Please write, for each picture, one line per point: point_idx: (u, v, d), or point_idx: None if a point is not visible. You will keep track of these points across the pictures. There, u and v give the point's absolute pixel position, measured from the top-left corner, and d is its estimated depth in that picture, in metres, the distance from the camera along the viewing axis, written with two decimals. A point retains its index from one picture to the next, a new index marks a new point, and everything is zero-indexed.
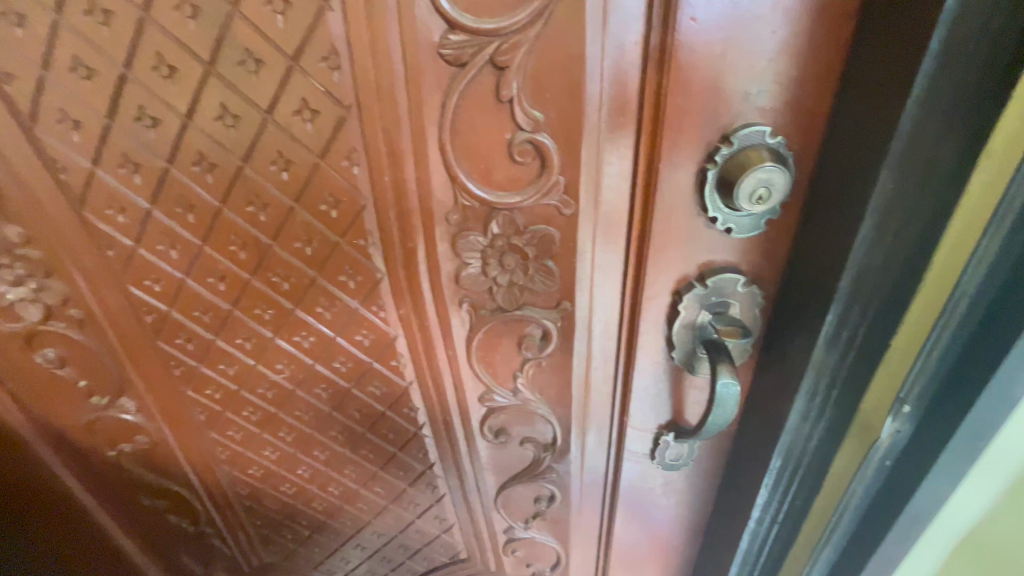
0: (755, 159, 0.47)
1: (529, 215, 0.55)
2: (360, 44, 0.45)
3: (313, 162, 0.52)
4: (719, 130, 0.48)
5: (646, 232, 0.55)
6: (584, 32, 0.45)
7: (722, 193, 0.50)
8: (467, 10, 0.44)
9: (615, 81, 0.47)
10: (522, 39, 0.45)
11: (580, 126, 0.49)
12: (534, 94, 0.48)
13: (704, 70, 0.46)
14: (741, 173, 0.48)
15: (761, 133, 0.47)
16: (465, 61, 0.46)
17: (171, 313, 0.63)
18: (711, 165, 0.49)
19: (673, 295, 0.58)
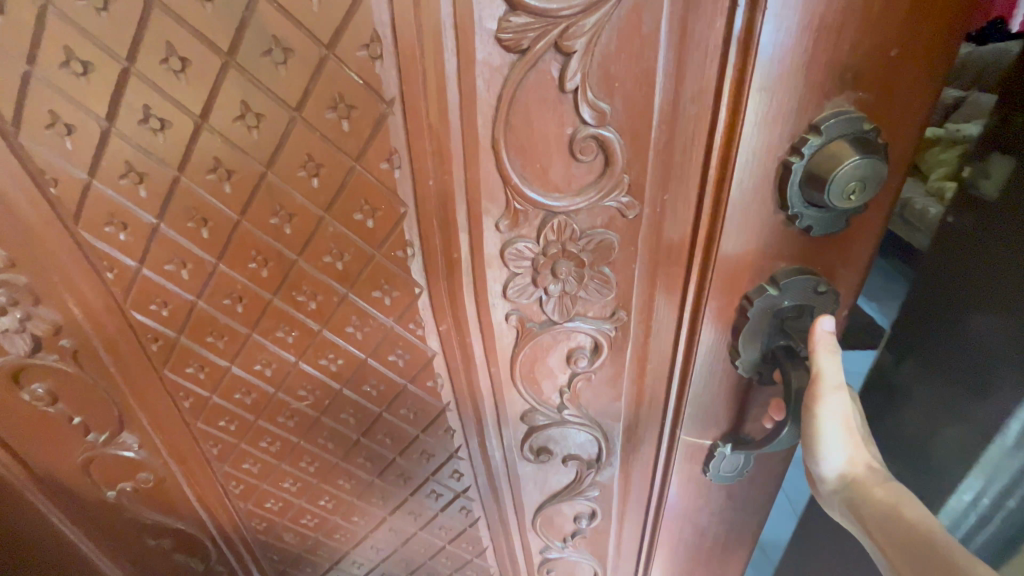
0: (850, 150, 0.43)
1: (587, 219, 0.50)
2: (409, 27, 0.39)
3: (348, 166, 0.45)
4: (808, 120, 0.44)
5: (716, 233, 0.50)
6: (661, 12, 0.40)
7: (805, 189, 0.46)
8: None
9: (690, 66, 0.42)
10: (594, 21, 0.40)
11: (650, 119, 0.44)
12: (602, 83, 0.43)
13: (793, 52, 0.41)
14: (831, 168, 0.43)
15: (853, 121, 0.43)
16: (526, 47, 0.41)
17: (179, 339, 0.56)
18: (796, 158, 0.44)
19: (741, 299, 0.53)
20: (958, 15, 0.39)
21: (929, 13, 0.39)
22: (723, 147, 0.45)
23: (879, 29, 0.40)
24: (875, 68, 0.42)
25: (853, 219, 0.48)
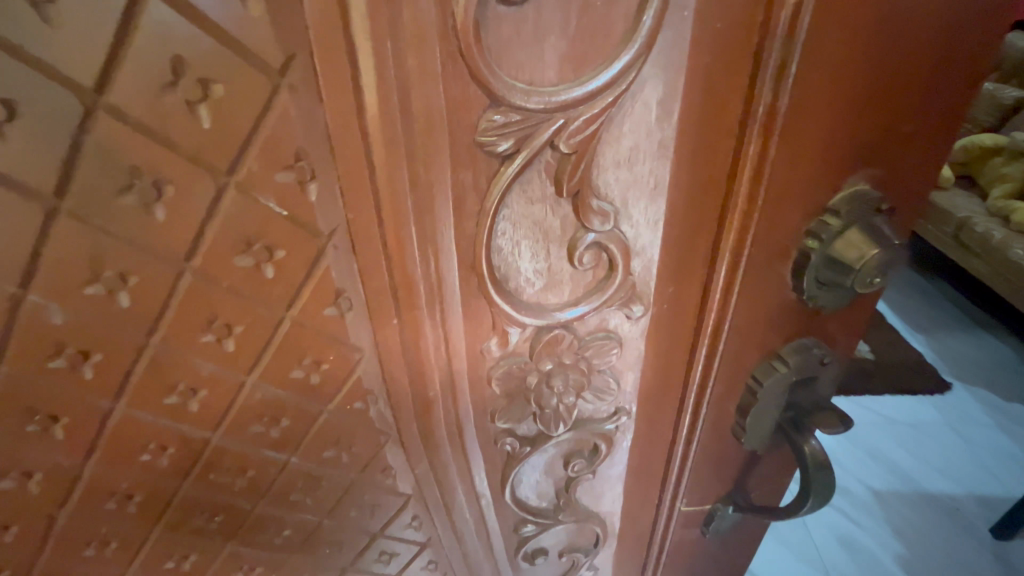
0: (876, 236, 0.38)
1: (586, 327, 0.42)
2: (351, 136, 0.28)
3: (276, 319, 0.33)
4: (830, 201, 0.38)
5: (725, 324, 0.44)
6: (670, 99, 0.33)
7: (822, 275, 0.41)
8: (518, 77, 0.28)
9: (701, 155, 0.36)
10: (597, 114, 0.31)
11: (656, 215, 0.38)
12: (603, 181, 0.34)
13: (818, 134, 0.35)
14: (858, 255, 0.38)
15: (871, 204, 0.38)
16: (513, 150, 0.31)
17: (39, 564, 0.39)
18: (814, 245, 0.39)
19: (748, 377, 0.49)
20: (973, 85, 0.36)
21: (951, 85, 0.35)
22: (738, 238, 0.39)
23: (903, 105, 0.35)
24: (894, 143, 0.37)
25: (863, 296, 0.45)
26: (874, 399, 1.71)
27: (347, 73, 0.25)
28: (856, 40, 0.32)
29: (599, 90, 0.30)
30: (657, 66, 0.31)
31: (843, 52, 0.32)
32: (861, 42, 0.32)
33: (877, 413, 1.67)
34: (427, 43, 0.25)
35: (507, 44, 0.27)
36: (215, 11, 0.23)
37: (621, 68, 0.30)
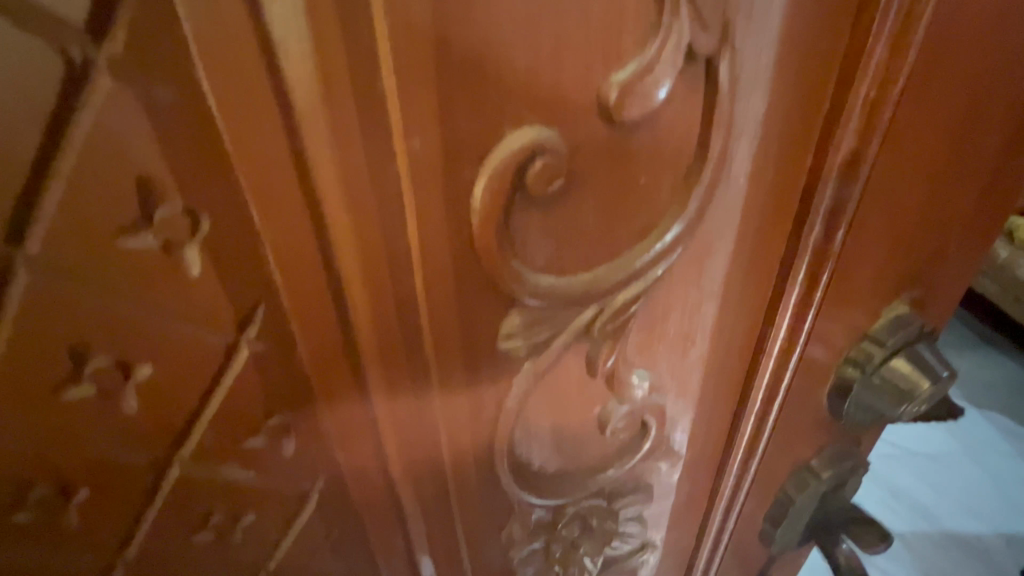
0: (926, 365, 0.35)
1: (617, 485, 0.36)
2: (338, 357, 0.22)
3: (260, 550, 0.28)
4: (868, 327, 0.35)
5: (758, 453, 0.40)
6: (719, 258, 0.27)
7: (865, 402, 0.37)
8: (547, 269, 0.22)
9: (743, 305, 0.30)
10: (638, 292, 0.25)
11: (692, 376, 0.32)
12: (643, 350, 0.29)
13: (871, 271, 0.31)
14: (907, 387, 0.35)
15: (913, 328, 0.35)
16: (541, 345, 0.25)
17: None
18: (852, 372, 0.36)
19: (777, 491, 0.44)
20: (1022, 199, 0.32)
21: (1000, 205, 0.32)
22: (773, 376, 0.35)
23: (953, 231, 0.32)
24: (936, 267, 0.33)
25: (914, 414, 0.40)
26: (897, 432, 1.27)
27: (329, 296, 0.20)
28: (912, 186, 0.28)
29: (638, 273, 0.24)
30: (705, 237, 0.25)
31: (900, 198, 0.28)
32: (919, 187, 0.28)
33: (894, 448, 1.25)
34: (436, 257, 0.20)
35: (538, 236, 0.21)
36: (153, 285, 0.19)
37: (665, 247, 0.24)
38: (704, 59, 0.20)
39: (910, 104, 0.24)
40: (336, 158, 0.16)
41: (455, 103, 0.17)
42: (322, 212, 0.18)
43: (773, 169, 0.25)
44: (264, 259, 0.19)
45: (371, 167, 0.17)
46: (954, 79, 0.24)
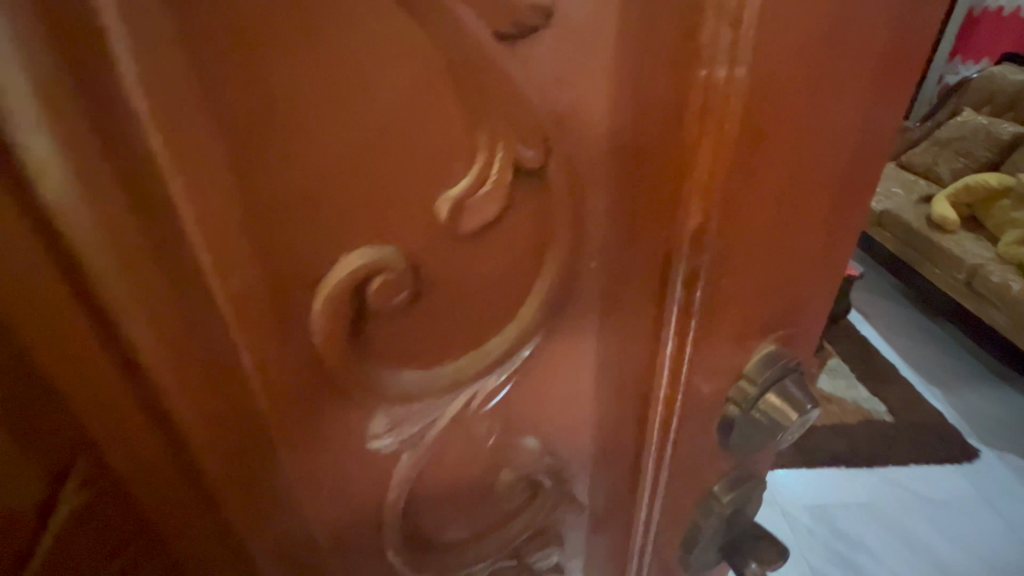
0: (797, 402, 0.31)
1: (528, 541, 0.37)
2: (183, 498, 0.20)
3: None
4: (744, 366, 0.31)
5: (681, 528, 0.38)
6: (585, 333, 0.29)
7: (747, 440, 0.33)
8: (407, 368, 0.23)
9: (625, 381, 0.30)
10: (506, 375, 0.26)
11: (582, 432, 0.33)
12: (527, 421, 0.30)
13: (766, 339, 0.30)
14: (782, 428, 0.31)
15: (785, 362, 0.31)
16: (414, 438, 0.25)
17: None
18: (735, 411, 0.32)
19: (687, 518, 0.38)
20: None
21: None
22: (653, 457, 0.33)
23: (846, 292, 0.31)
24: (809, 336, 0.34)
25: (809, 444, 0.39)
26: (895, 469, 1.42)
27: (169, 447, 0.19)
28: (767, 275, 0.27)
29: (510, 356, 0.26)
30: (571, 319, 0.28)
31: (758, 287, 0.27)
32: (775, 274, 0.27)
33: (840, 476, 1.41)
34: (277, 378, 0.19)
35: (391, 340, 0.21)
36: None
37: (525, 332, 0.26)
38: (533, 168, 0.21)
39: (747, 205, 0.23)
40: (137, 307, 0.16)
41: (288, 236, 0.17)
42: (133, 355, 0.16)
43: (628, 255, 0.26)
44: (108, 407, 0.17)
45: (179, 301, 0.16)
46: (793, 175, 0.23)
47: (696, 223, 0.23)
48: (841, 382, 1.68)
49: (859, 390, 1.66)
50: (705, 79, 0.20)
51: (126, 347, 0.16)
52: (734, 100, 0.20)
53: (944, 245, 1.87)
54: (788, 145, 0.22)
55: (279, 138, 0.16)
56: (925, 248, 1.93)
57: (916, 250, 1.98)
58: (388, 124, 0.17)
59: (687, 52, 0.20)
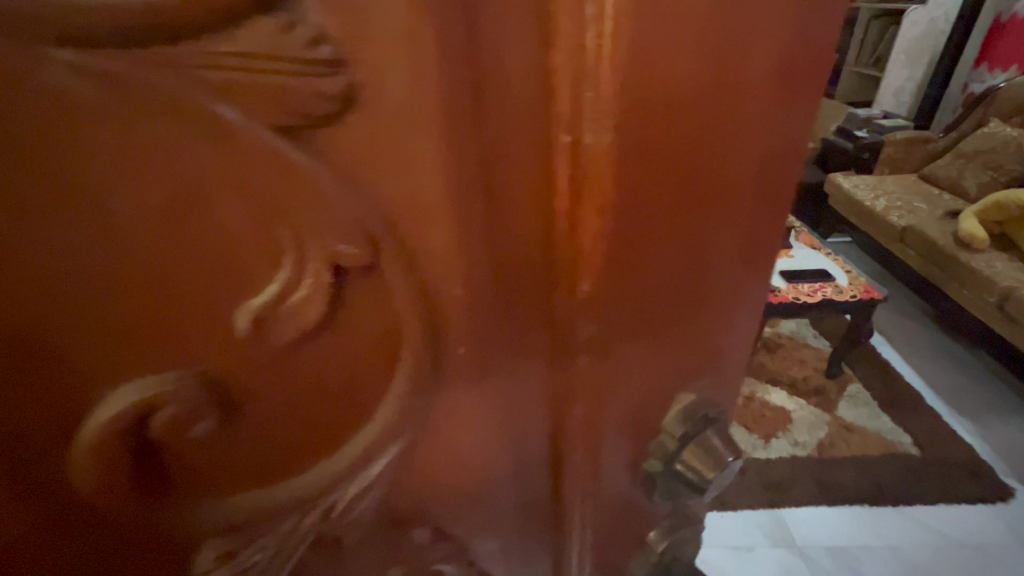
0: (715, 453, 0.31)
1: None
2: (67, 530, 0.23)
3: None
4: (664, 419, 0.31)
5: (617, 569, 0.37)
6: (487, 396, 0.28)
7: (670, 489, 0.33)
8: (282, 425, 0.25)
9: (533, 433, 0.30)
10: (389, 441, 0.27)
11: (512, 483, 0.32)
12: (430, 481, 0.30)
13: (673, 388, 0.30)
14: (695, 476, 0.31)
15: (709, 413, 0.31)
16: (291, 493, 0.26)
17: None
18: (656, 462, 0.32)
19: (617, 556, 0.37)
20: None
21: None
22: (584, 504, 0.33)
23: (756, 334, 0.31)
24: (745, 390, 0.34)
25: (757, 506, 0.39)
26: (855, 510, 1.53)
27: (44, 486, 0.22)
28: (678, 331, 0.27)
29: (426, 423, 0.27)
30: (465, 387, 0.28)
31: (656, 337, 0.27)
32: (687, 331, 0.28)
33: (803, 516, 1.53)
34: (134, 432, 0.22)
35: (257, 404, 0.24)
36: None
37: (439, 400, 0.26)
38: (376, 247, 0.22)
39: (642, 269, 0.24)
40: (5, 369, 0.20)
41: (112, 291, 0.20)
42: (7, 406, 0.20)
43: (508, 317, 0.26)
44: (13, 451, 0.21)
45: (44, 368, 0.20)
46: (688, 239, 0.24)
47: (592, 286, 0.24)
48: (790, 403, 1.89)
49: (881, 420, 1.79)
50: (574, 144, 0.21)
51: (66, 395, 0.21)
52: (608, 169, 0.21)
53: (972, 264, 1.88)
54: (676, 210, 0.23)
55: (71, 210, 0.18)
56: (954, 269, 1.95)
57: (937, 269, 2.05)
58: (222, 220, 0.20)
59: (558, 116, 0.21)
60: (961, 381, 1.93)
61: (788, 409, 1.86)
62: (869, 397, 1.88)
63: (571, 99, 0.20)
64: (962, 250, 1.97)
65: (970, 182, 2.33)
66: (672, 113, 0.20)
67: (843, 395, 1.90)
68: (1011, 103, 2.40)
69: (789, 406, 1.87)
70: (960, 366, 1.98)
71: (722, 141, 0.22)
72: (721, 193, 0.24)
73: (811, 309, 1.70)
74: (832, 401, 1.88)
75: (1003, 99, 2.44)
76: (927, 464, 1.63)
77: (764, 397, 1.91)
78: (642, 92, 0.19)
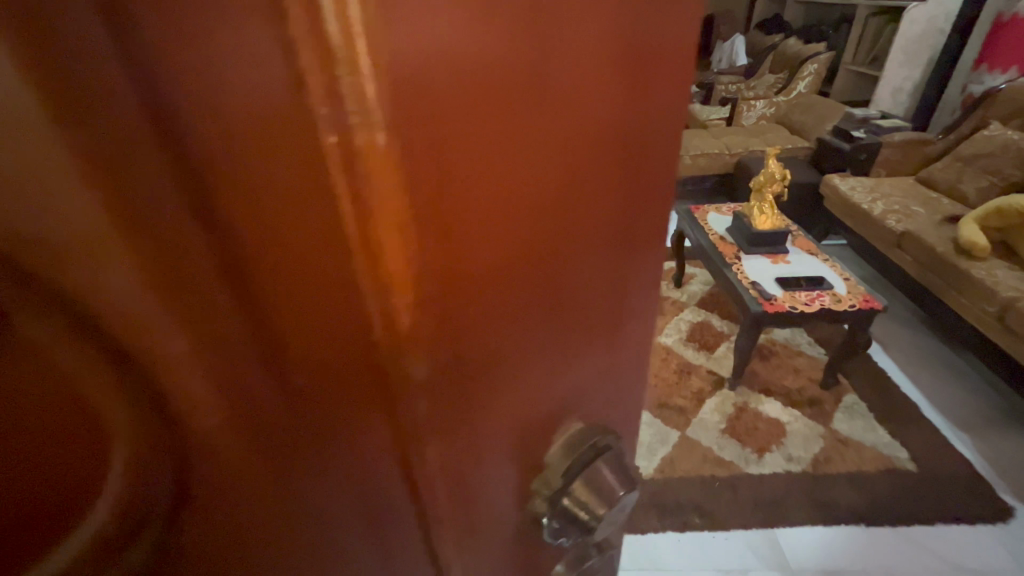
0: (605, 489, 0.39)
1: None
2: None
3: None
4: (547, 457, 0.39)
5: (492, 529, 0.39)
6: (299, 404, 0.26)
7: (563, 520, 0.40)
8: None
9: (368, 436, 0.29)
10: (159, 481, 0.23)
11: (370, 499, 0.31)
12: (247, 508, 0.26)
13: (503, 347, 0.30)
14: (586, 512, 0.39)
15: (587, 452, 0.40)
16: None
17: None
18: (545, 494, 0.39)
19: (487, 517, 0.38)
20: (629, 295, 0.36)
21: (607, 304, 0.35)
22: (446, 485, 0.33)
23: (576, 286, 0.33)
24: (577, 367, 0.36)
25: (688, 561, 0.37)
26: (850, 531, 1.47)
27: None
28: (497, 318, 0.29)
29: (243, 443, 0.25)
30: (268, 398, 0.25)
31: (473, 307, 0.27)
32: (505, 317, 0.29)
33: (796, 537, 1.47)
34: None
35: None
36: None
37: (255, 417, 0.25)
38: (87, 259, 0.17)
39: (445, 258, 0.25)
40: None
41: None
42: None
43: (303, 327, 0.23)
44: None
45: None
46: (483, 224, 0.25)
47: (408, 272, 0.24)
48: (784, 413, 1.82)
49: (877, 433, 1.73)
50: (344, 143, 0.19)
51: None
52: (386, 160, 0.20)
53: (972, 273, 1.82)
54: (470, 202, 0.24)
55: None
56: (952, 276, 1.90)
57: (935, 276, 1.99)
58: None
59: (316, 112, 0.18)
60: (960, 391, 1.87)
61: (783, 422, 1.79)
62: (866, 408, 1.81)
63: (327, 89, 0.18)
64: (962, 257, 1.91)
65: (969, 185, 2.28)
66: (445, 109, 0.21)
67: (838, 405, 1.83)
68: (1012, 107, 2.35)
69: (783, 418, 1.80)
70: (958, 375, 1.93)
71: (498, 133, 0.23)
72: (509, 182, 0.25)
73: (808, 318, 1.64)
74: (827, 413, 1.81)
75: (1004, 103, 2.39)
76: (925, 480, 1.57)
77: (757, 408, 1.85)
78: (406, 86, 0.19)
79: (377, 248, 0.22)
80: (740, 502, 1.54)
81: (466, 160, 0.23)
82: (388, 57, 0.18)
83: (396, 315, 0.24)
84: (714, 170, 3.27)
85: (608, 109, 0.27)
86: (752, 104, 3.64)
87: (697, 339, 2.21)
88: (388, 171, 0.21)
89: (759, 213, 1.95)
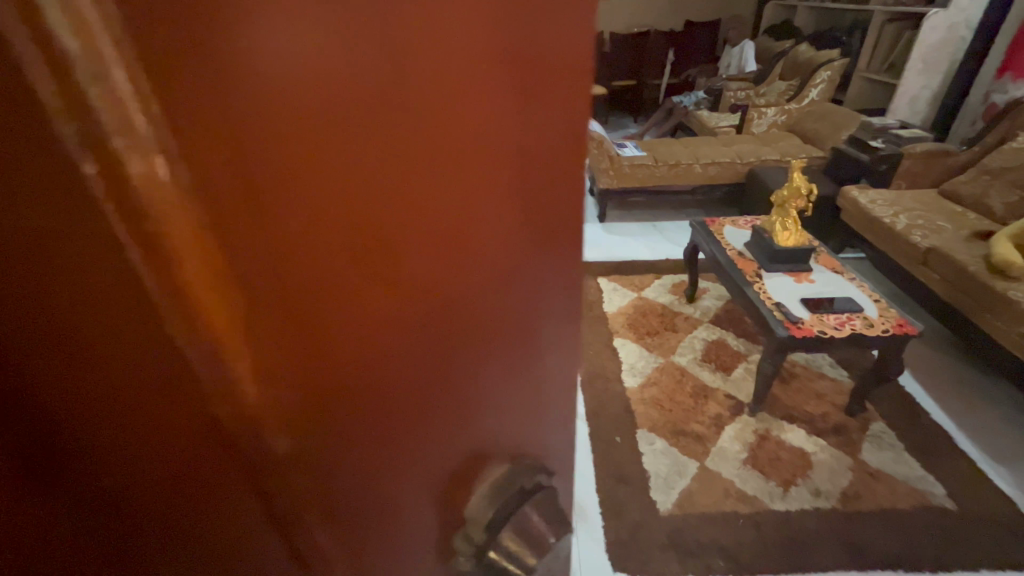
0: (534, 536, 0.37)
1: None
2: None
3: None
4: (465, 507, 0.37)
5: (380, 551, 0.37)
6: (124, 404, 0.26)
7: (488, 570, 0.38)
8: None
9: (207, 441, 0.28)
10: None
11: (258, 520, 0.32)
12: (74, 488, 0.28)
13: (368, 361, 0.29)
14: (518, 564, 0.36)
15: (511, 494, 0.38)
16: None
17: None
18: (464, 540, 0.38)
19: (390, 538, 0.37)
20: (550, 335, 0.34)
21: (520, 347, 0.34)
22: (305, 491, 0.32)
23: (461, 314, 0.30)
24: (467, 403, 0.33)
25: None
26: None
27: None
28: (345, 341, 0.28)
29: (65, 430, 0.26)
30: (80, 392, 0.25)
31: (302, 317, 0.26)
32: (382, 355, 0.29)
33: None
34: None
35: None
36: None
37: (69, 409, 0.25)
38: None
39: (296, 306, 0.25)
40: None
41: None
42: None
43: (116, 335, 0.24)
44: None
45: None
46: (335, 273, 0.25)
47: (211, 272, 0.24)
48: (808, 442, 1.71)
49: (909, 466, 1.62)
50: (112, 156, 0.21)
51: None
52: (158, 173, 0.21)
53: (1007, 294, 1.71)
54: (285, 223, 0.23)
55: None
56: (984, 297, 1.79)
57: (965, 296, 1.88)
58: None
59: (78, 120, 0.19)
60: (993, 421, 1.76)
61: (807, 451, 1.68)
62: (894, 437, 1.71)
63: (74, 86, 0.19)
64: (995, 276, 1.80)
65: (995, 200, 2.18)
66: (219, 136, 0.21)
67: (866, 434, 1.72)
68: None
69: (807, 448, 1.69)
70: (990, 403, 1.82)
71: (329, 182, 0.23)
72: (331, 221, 0.24)
73: (838, 343, 1.54)
74: (854, 442, 1.70)
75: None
76: (964, 521, 1.46)
77: (779, 436, 1.73)
78: (177, 100, 0.20)
79: (175, 271, 0.23)
80: (766, 544, 1.43)
81: (269, 181, 0.22)
82: (147, 65, 0.19)
83: (205, 321, 0.25)
84: (726, 180, 3.16)
85: (472, 139, 0.25)
86: (764, 112, 3.53)
87: (712, 360, 2.09)
88: (176, 200, 0.22)
89: (781, 228, 1.85)
